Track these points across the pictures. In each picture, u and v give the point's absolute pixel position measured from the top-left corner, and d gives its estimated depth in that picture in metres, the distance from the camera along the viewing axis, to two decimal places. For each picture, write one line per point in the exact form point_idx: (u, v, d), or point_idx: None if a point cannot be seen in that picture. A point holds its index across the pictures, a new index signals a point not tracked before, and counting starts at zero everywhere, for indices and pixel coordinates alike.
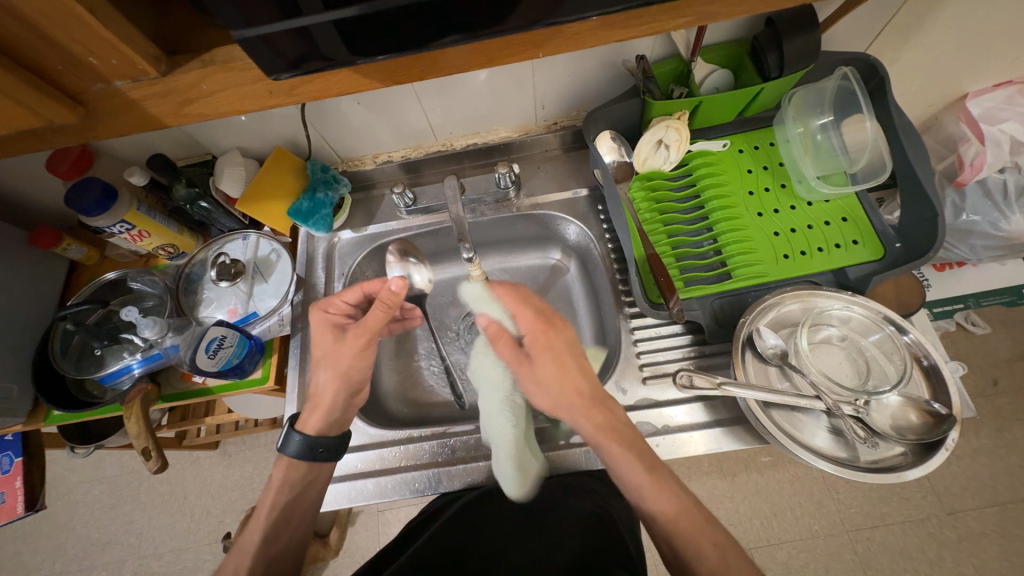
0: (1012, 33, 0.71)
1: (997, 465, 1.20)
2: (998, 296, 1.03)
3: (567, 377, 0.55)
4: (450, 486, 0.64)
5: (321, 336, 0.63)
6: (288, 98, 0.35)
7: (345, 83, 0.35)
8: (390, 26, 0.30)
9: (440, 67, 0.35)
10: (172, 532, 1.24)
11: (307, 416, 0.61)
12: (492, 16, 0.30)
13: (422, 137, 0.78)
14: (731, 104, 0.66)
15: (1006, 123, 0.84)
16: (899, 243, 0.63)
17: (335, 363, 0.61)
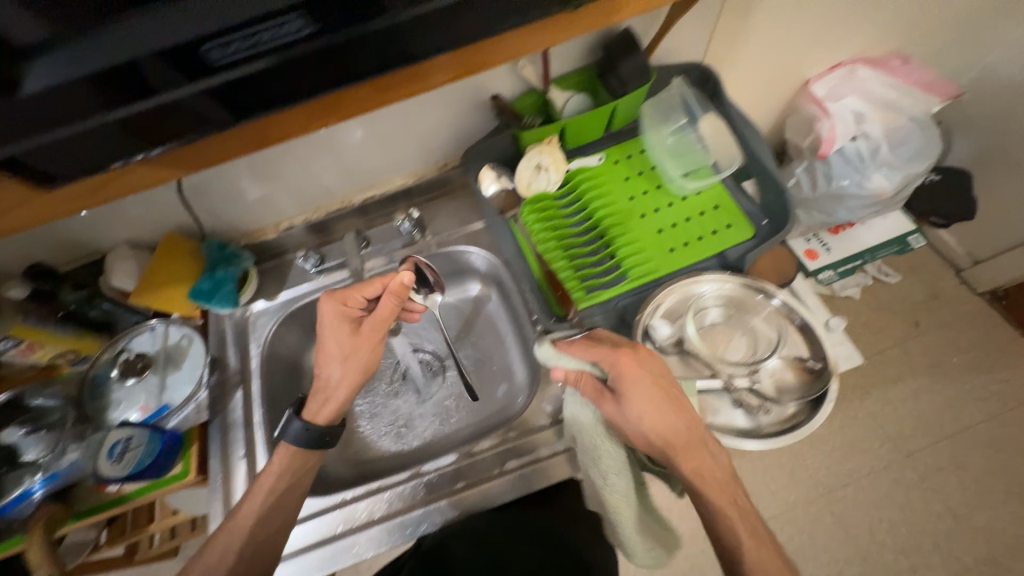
0: (822, 24, 0.81)
1: (937, 399, 1.27)
2: (889, 247, 1.12)
3: (666, 414, 0.51)
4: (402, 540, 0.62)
5: (336, 327, 0.64)
6: (180, 170, 0.42)
7: (163, 172, 0.42)
8: (233, 96, 0.37)
9: (252, 142, 0.42)
10: None
11: (314, 408, 0.64)
12: (315, 75, 0.38)
13: (320, 199, 0.79)
14: (593, 123, 0.72)
15: (848, 98, 0.95)
16: (764, 220, 0.68)
17: (354, 358, 0.64)
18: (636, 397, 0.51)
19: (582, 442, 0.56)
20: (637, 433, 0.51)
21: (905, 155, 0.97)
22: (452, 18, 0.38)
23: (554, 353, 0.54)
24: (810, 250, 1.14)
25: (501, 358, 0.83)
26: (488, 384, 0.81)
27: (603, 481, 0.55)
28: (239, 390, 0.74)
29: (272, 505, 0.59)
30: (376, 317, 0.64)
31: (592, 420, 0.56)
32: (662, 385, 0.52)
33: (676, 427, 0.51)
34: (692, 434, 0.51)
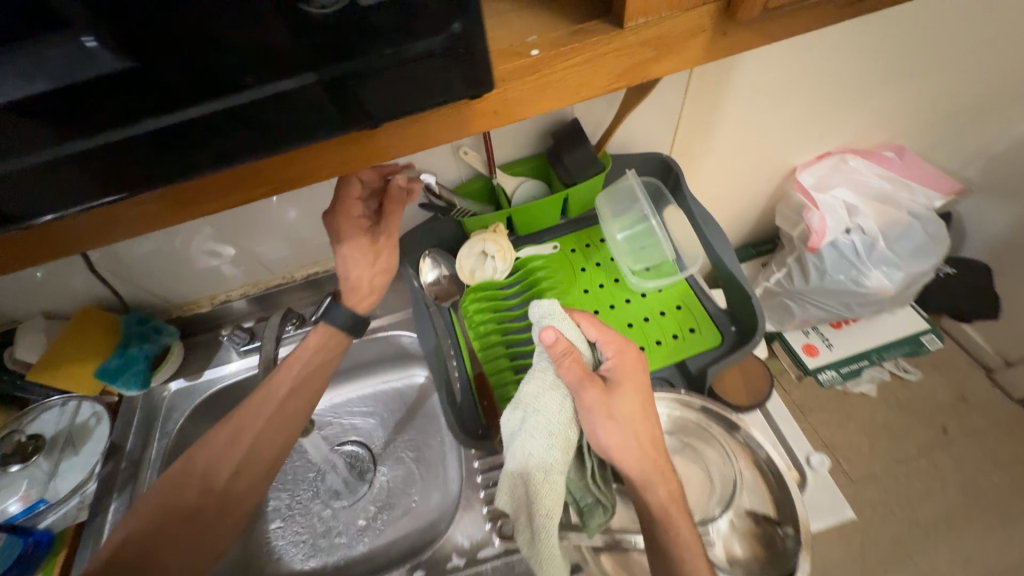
0: (799, 116, 0.77)
1: (981, 529, 1.06)
2: (900, 347, 1.01)
3: (648, 424, 0.48)
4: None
5: (353, 240, 0.61)
6: (41, 253, 0.32)
7: None
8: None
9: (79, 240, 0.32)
10: None
11: (354, 301, 0.64)
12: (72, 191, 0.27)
13: (259, 274, 0.75)
14: (544, 211, 0.67)
15: (837, 189, 0.89)
16: (732, 327, 0.60)
17: (377, 260, 0.64)
18: (625, 393, 0.48)
19: (537, 421, 0.46)
20: (615, 433, 0.46)
21: (904, 251, 0.89)
22: (241, 127, 0.27)
23: (561, 312, 0.49)
24: (809, 345, 1.03)
25: (438, 460, 0.73)
26: (417, 492, 0.71)
27: (547, 477, 0.44)
28: (131, 485, 0.66)
29: (270, 425, 0.59)
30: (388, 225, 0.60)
31: (558, 407, 0.46)
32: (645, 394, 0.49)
33: (651, 432, 0.48)
34: (658, 448, 0.49)
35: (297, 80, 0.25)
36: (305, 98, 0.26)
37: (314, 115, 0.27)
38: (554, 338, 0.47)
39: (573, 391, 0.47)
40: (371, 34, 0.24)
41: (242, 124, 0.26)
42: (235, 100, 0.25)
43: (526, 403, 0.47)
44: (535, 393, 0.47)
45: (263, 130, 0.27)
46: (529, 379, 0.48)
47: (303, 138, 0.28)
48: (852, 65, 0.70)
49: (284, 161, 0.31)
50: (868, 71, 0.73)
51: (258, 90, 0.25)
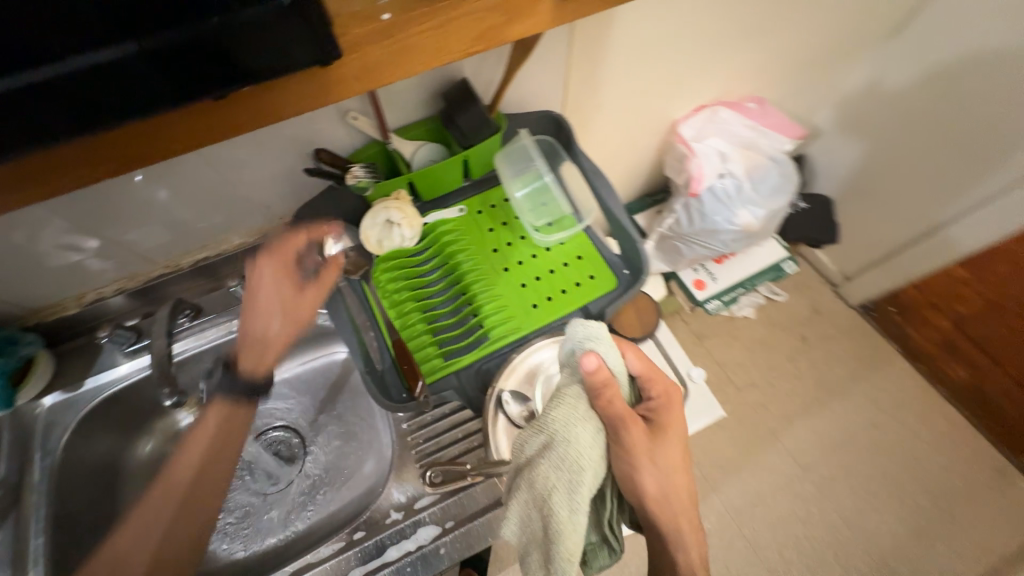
0: (673, 72, 0.84)
1: (829, 411, 1.32)
2: (765, 274, 1.19)
3: (676, 460, 0.51)
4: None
5: (269, 293, 0.55)
6: None
7: None
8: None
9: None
10: None
11: (251, 358, 0.56)
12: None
13: (134, 266, 0.67)
14: (446, 174, 0.67)
15: (712, 139, 1.00)
16: (624, 269, 0.67)
17: (295, 315, 0.56)
18: (666, 434, 0.51)
19: (562, 454, 0.45)
20: (653, 474, 0.49)
21: (766, 191, 1.04)
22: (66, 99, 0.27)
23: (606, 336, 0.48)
24: (698, 280, 1.18)
25: (367, 429, 0.74)
26: (349, 463, 0.72)
27: (571, 517, 0.44)
28: (11, 516, 0.58)
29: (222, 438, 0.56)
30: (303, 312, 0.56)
31: (589, 442, 0.46)
32: (679, 433, 0.52)
33: (679, 473, 0.52)
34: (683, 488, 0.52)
35: (115, 49, 0.25)
36: (130, 67, 0.26)
37: (145, 80, 0.27)
38: (598, 365, 0.45)
39: (609, 426, 0.47)
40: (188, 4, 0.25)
41: (64, 93, 0.26)
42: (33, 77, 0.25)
43: (554, 436, 0.46)
44: (563, 424, 0.46)
45: (95, 100, 0.27)
46: (557, 406, 0.47)
47: (137, 102, 0.28)
48: (714, 23, 0.77)
49: (136, 131, 0.31)
50: (728, 28, 0.80)
51: (78, 59, 0.25)
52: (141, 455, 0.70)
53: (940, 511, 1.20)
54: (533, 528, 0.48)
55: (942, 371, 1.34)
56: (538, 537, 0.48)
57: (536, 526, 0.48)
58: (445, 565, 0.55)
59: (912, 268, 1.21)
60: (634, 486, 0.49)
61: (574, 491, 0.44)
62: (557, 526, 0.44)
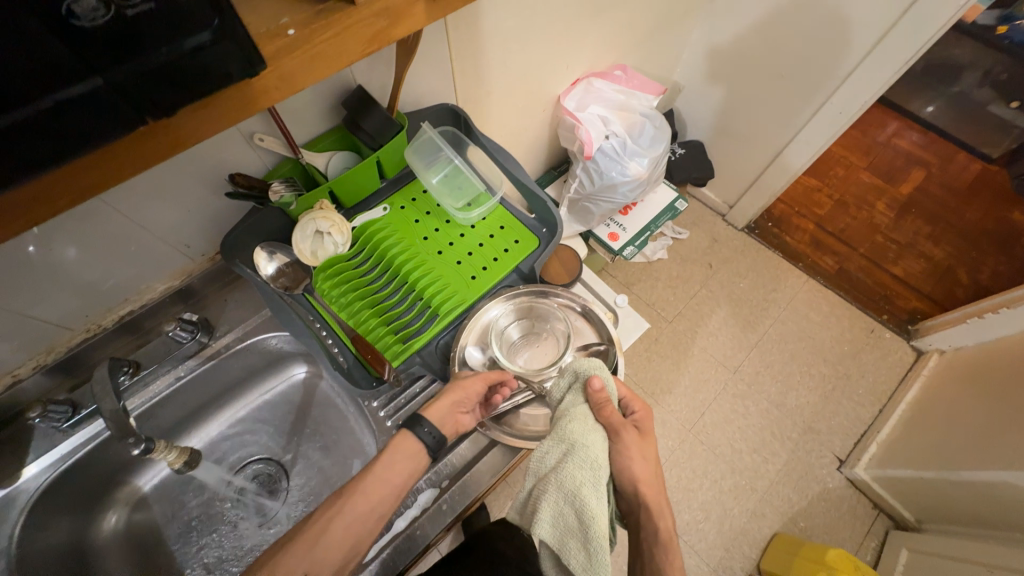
0: (544, 54, 0.95)
1: (742, 319, 1.55)
2: (665, 215, 1.35)
3: (652, 455, 0.63)
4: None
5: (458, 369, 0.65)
6: None
7: None
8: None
9: None
10: None
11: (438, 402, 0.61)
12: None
13: (51, 338, 0.62)
14: (363, 178, 0.71)
15: (591, 108, 1.14)
16: (543, 228, 0.76)
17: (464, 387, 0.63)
18: (647, 437, 0.64)
19: (584, 454, 0.54)
20: (643, 464, 0.61)
21: (647, 142, 1.19)
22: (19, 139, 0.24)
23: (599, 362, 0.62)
24: (612, 233, 1.32)
25: (343, 431, 0.77)
26: (336, 468, 0.76)
27: (600, 501, 0.52)
28: None
29: None
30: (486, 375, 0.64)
31: (601, 446, 0.56)
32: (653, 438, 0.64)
33: (655, 469, 0.62)
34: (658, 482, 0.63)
35: (85, 85, 0.24)
36: (92, 101, 0.25)
37: (96, 121, 0.26)
38: (602, 385, 0.59)
39: (609, 429, 0.59)
40: (146, 38, 0.25)
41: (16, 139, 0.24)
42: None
43: (575, 442, 0.55)
44: (581, 431, 0.56)
45: (49, 140, 0.25)
46: (574, 419, 0.57)
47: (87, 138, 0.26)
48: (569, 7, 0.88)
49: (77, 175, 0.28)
50: (581, 10, 0.92)
51: (44, 101, 0.24)
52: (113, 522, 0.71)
53: (838, 374, 1.47)
54: (566, 527, 0.53)
55: (817, 262, 1.63)
56: (572, 535, 0.53)
57: (570, 522, 0.53)
58: (450, 517, 0.64)
59: (776, 182, 1.44)
60: (626, 471, 0.60)
61: (598, 479, 0.53)
62: (593, 514, 0.51)
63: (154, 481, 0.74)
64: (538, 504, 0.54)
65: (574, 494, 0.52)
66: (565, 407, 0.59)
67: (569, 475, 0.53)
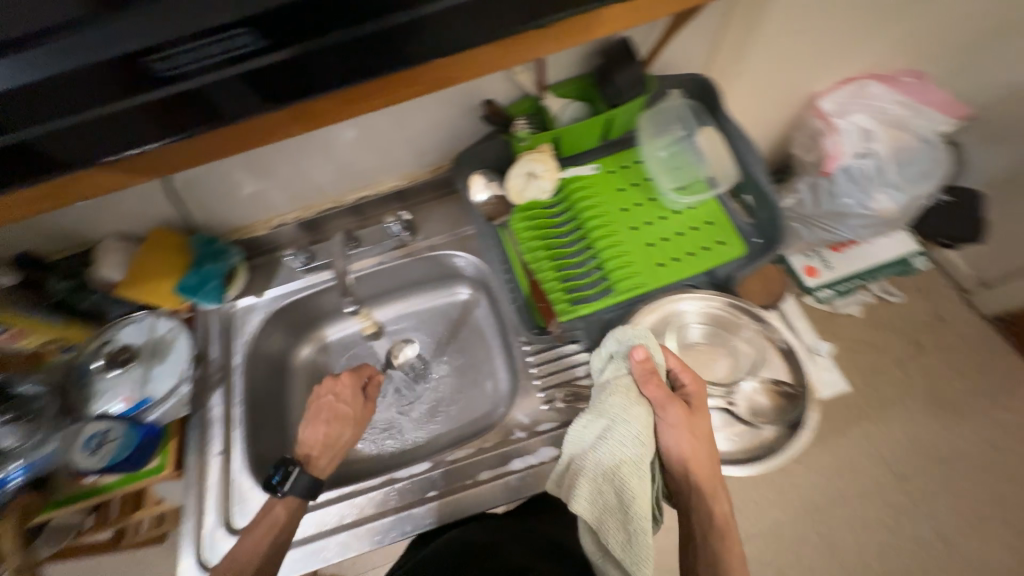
0: (823, 39, 0.82)
1: (938, 424, 1.22)
2: (892, 267, 1.10)
3: (715, 439, 0.54)
4: (333, 560, 0.61)
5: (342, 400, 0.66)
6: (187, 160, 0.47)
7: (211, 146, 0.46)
8: (127, 123, 0.42)
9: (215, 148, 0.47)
10: None
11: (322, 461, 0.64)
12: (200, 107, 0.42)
13: (312, 197, 0.80)
14: (588, 132, 0.71)
15: (855, 115, 0.93)
16: (757, 238, 0.67)
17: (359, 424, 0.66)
18: (697, 412, 0.53)
19: (623, 432, 0.49)
20: (695, 448, 0.52)
21: (912, 173, 0.95)
22: (352, 54, 0.41)
23: (653, 333, 0.54)
24: (810, 267, 1.11)
25: (487, 360, 0.82)
26: (472, 390, 0.80)
27: (639, 481, 0.48)
28: (221, 386, 0.73)
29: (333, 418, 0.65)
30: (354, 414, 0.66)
31: (644, 422, 0.50)
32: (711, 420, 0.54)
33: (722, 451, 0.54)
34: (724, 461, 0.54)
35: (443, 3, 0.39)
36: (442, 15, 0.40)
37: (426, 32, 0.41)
38: (647, 357, 0.52)
39: (656, 407, 0.52)
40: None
41: (375, 45, 0.41)
42: (358, 33, 0.40)
43: (614, 419, 0.50)
44: (621, 408, 0.50)
45: (397, 49, 0.42)
46: (613, 393, 0.51)
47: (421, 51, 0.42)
48: None
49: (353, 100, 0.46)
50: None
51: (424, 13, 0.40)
52: (302, 355, 0.84)
53: None
54: (606, 506, 0.50)
55: None
56: (609, 515, 0.50)
57: (609, 501, 0.49)
58: None
59: None
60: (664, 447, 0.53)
61: (636, 455, 0.49)
62: (632, 496, 0.48)
63: (338, 335, 0.86)
64: (568, 481, 0.51)
65: (611, 472, 0.49)
66: (600, 376, 0.54)
67: (599, 450, 0.50)
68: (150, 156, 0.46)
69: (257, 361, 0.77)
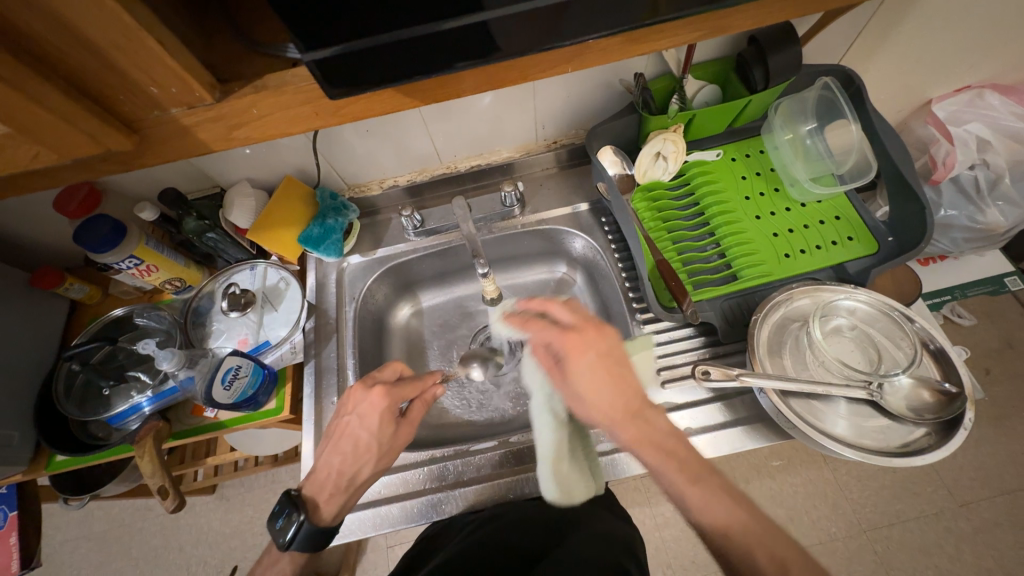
0: (963, 47, 0.77)
1: (1004, 453, 1.13)
2: (983, 286, 1.06)
3: (607, 375, 0.49)
4: (450, 513, 0.62)
5: (376, 429, 0.57)
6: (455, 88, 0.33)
7: (485, 80, 0.33)
8: (461, 41, 0.30)
9: (509, 76, 0.34)
10: (187, 568, 1.27)
11: (324, 507, 0.55)
12: (557, 21, 0.31)
13: (426, 161, 0.80)
14: (720, 116, 0.70)
15: (971, 124, 0.90)
16: (891, 236, 0.66)
17: (388, 452, 0.58)
18: (589, 348, 0.50)
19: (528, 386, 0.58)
20: (592, 386, 0.49)
21: None
22: None
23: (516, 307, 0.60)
24: None
25: None
26: None
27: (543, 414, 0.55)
28: (333, 337, 0.75)
29: (359, 450, 0.57)
30: (387, 447, 0.58)
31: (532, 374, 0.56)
32: (609, 359, 0.50)
33: (613, 391, 0.49)
34: (634, 395, 0.49)
35: None
36: None
37: None
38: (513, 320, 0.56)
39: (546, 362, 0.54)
40: None
41: None
42: None
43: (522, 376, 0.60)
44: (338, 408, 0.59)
45: None
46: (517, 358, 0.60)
47: None
48: None
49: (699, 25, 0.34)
50: None
51: None
52: (399, 315, 0.86)
53: None
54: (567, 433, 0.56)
55: None
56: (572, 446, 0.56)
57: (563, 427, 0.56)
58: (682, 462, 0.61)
59: None
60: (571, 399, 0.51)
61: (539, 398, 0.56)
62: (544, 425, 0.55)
63: (434, 301, 0.88)
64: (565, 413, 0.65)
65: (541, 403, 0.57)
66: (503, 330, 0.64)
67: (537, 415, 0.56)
68: (446, 81, 0.32)
69: (365, 317, 0.79)
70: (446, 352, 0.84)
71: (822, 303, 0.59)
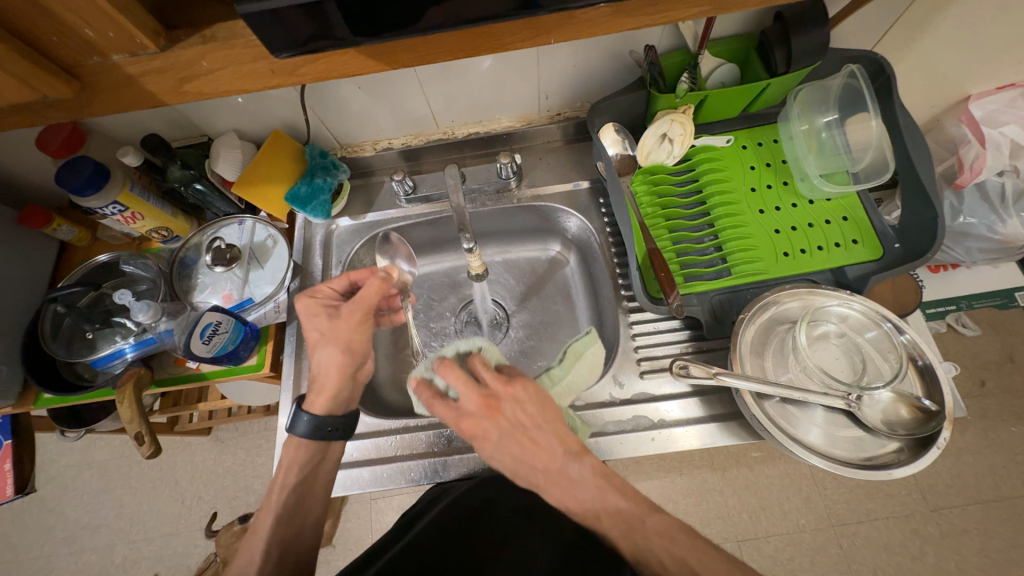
0: (1014, 41, 0.71)
1: (984, 464, 1.13)
2: (991, 298, 1.03)
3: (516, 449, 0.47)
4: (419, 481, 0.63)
5: (317, 320, 0.59)
6: (430, 52, 0.33)
7: (459, 44, 0.32)
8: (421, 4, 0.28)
9: (486, 42, 0.33)
10: (180, 501, 1.34)
11: (313, 399, 0.59)
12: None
13: (423, 125, 0.76)
14: (736, 100, 0.65)
15: (1008, 126, 0.84)
16: (899, 244, 0.62)
17: (336, 343, 0.58)
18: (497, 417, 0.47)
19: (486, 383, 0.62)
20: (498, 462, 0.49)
21: None
22: None
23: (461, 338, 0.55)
24: None
25: (569, 321, 0.81)
26: (550, 347, 0.80)
27: None
28: None
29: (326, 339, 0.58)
30: (352, 337, 0.58)
31: None
32: (523, 428, 0.47)
33: (530, 454, 0.47)
34: (552, 462, 0.47)
35: None
36: None
37: None
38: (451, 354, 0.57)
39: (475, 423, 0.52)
40: None
41: None
42: None
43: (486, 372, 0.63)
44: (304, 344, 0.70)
45: None
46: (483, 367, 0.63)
47: None
48: None
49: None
50: None
51: None
52: None
53: None
54: None
55: None
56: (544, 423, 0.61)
57: None
58: (650, 452, 0.61)
59: None
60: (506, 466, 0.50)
61: None
62: None
63: (424, 270, 0.87)
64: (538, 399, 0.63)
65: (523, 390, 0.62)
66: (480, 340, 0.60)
67: None
68: (413, 44, 0.32)
69: None
70: (430, 322, 0.83)
71: (813, 307, 0.58)
